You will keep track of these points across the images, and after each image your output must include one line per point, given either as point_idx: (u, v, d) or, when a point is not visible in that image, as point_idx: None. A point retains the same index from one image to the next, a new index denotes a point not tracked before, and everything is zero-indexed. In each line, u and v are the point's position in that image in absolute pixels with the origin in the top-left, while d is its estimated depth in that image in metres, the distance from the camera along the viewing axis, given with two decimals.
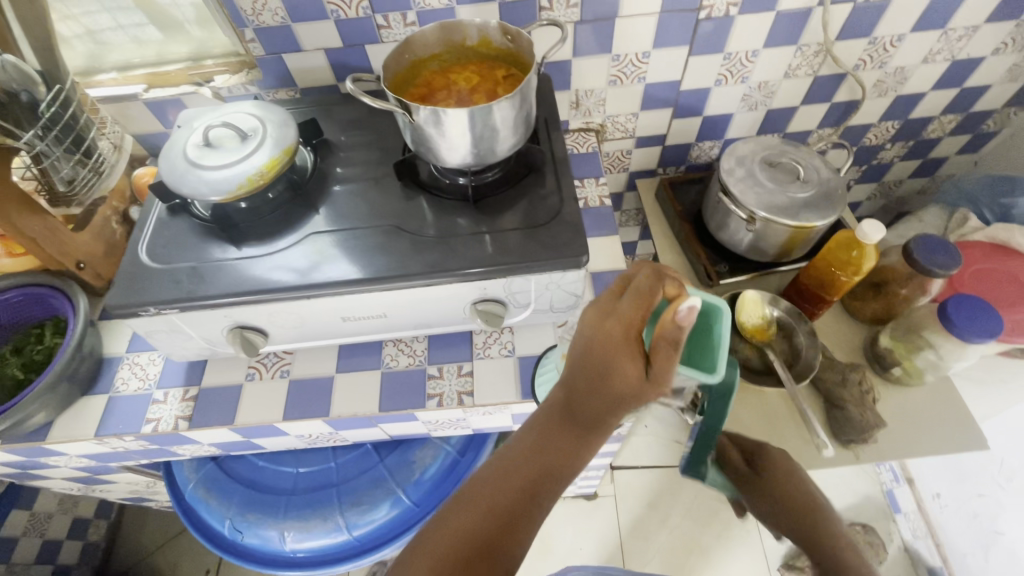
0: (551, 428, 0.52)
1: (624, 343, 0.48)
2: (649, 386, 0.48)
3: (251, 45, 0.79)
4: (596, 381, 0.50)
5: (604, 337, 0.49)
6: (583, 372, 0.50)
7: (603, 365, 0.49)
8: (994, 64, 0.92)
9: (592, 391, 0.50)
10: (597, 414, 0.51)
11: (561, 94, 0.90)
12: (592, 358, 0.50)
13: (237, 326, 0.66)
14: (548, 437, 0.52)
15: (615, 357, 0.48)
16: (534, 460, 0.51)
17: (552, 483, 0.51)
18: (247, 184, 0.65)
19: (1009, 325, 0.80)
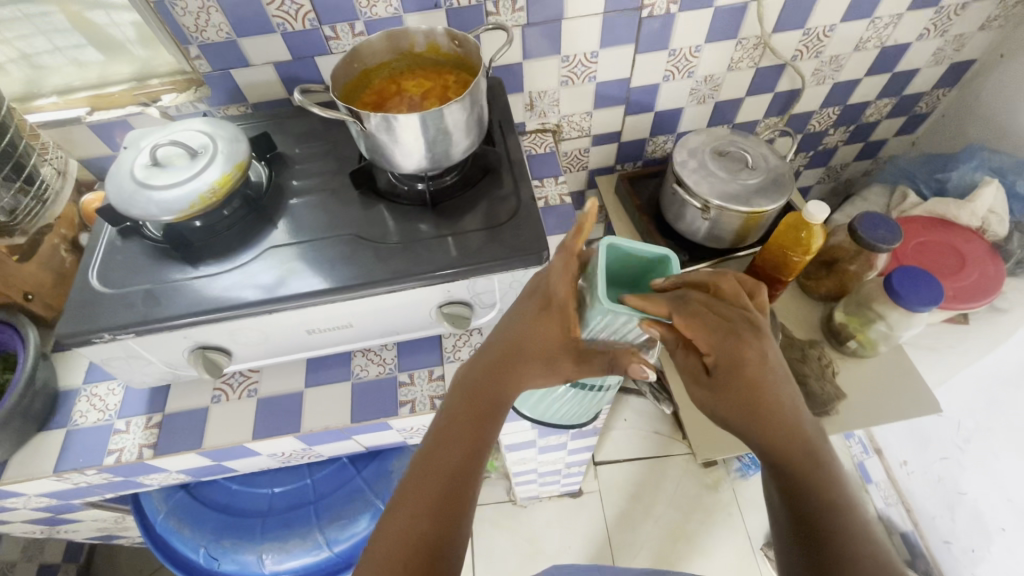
0: (466, 412, 0.54)
1: (552, 315, 0.53)
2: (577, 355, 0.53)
3: (197, 62, 0.78)
4: (520, 357, 0.54)
5: (530, 317, 0.54)
6: (499, 352, 0.55)
7: (528, 341, 0.54)
8: (919, 48, 0.97)
9: (512, 368, 0.55)
10: (514, 387, 0.55)
11: (515, 97, 0.92)
12: (515, 337, 0.55)
13: (199, 346, 0.65)
14: (465, 418, 0.54)
15: (542, 330, 0.53)
16: (457, 444, 0.52)
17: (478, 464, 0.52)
18: (200, 203, 0.64)
19: (949, 293, 0.86)
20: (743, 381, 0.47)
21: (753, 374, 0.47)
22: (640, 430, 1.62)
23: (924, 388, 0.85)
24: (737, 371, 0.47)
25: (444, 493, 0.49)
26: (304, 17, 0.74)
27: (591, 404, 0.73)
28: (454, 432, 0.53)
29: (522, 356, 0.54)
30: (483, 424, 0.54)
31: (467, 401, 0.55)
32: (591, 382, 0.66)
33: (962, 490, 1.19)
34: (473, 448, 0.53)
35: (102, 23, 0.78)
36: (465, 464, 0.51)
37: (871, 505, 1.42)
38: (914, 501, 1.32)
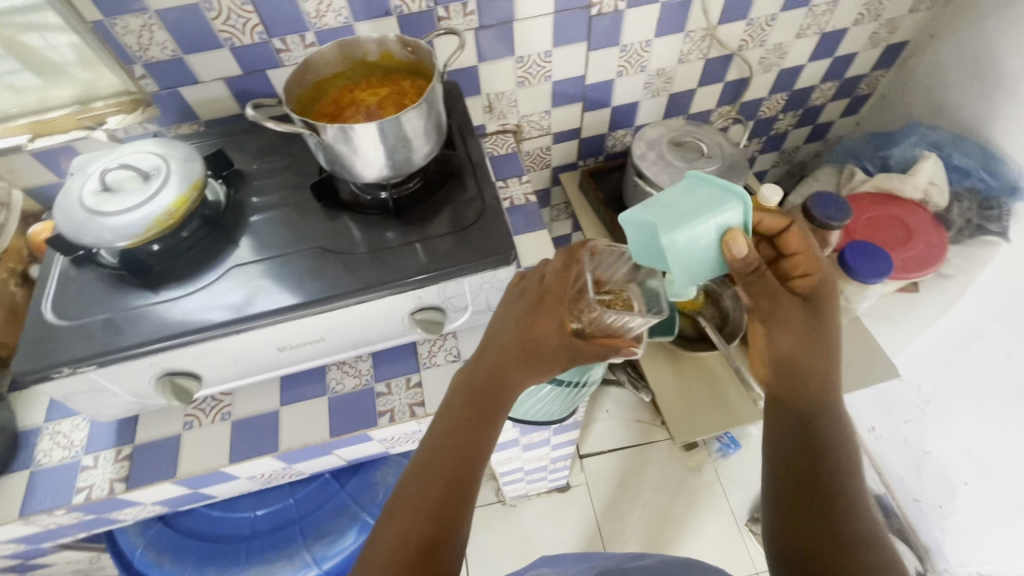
0: (463, 414, 0.52)
1: (544, 313, 0.53)
2: (570, 355, 0.52)
3: (144, 82, 0.76)
4: (512, 358, 0.53)
5: (523, 316, 0.53)
6: (494, 353, 0.53)
7: (519, 342, 0.53)
8: (856, 33, 1.02)
9: (506, 370, 0.52)
10: (512, 390, 0.53)
11: (473, 100, 0.92)
12: (507, 337, 0.53)
13: (166, 373, 0.63)
14: (462, 423, 0.51)
15: (533, 329, 0.52)
16: (452, 450, 0.50)
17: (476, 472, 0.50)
18: (156, 226, 0.63)
19: (900, 263, 0.91)
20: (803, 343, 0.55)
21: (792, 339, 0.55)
22: (622, 419, 1.65)
23: (883, 355, 0.89)
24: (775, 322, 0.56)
25: (437, 503, 0.47)
26: (252, 30, 0.73)
27: (572, 401, 0.73)
28: (449, 439, 0.50)
29: (516, 355, 0.52)
30: (480, 431, 0.51)
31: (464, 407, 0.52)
32: (573, 377, 0.67)
33: (926, 449, 1.26)
34: (469, 458, 0.50)
35: (38, 47, 0.75)
36: (460, 473, 0.49)
37: None
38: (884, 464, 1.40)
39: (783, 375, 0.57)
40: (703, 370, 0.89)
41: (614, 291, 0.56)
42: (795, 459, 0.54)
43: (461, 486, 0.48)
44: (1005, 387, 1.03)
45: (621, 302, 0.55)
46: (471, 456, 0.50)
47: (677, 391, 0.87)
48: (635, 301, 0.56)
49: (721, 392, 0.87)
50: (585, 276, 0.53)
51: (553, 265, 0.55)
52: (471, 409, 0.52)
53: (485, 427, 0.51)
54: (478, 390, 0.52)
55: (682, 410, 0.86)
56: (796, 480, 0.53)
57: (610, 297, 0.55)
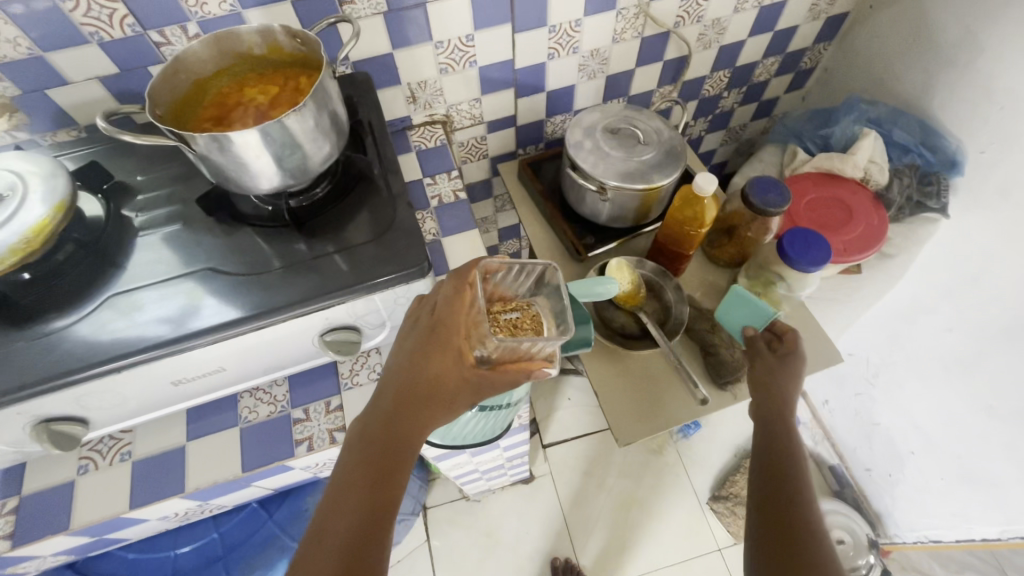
0: (366, 462, 0.49)
1: (439, 345, 0.51)
2: (476, 384, 0.51)
3: (1, 85, 0.67)
4: (414, 400, 0.51)
5: (419, 351, 0.52)
6: (393, 393, 0.52)
7: (420, 379, 0.51)
8: (795, 6, 0.98)
9: (408, 413, 0.51)
10: (417, 432, 0.52)
11: (392, 90, 0.85)
12: (405, 376, 0.52)
13: (42, 420, 0.57)
14: (365, 473, 0.49)
15: (433, 364, 0.51)
16: (359, 504, 0.47)
17: (386, 525, 0.47)
18: (14, 254, 0.55)
19: (841, 246, 0.89)
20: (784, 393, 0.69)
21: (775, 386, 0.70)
22: (585, 406, 1.64)
23: (826, 339, 0.88)
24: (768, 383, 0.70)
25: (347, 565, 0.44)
26: (121, 22, 0.64)
27: (503, 418, 0.70)
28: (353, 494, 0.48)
29: (416, 394, 0.51)
30: (387, 479, 0.49)
31: (365, 455, 0.50)
32: (498, 402, 0.63)
33: (876, 421, 1.28)
34: (377, 509, 0.48)
35: None
36: (370, 529, 0.46)
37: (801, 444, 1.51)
38: (839, 437, 1.43)
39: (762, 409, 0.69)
40: (646, 369, 0.86)
41: (520, 308, 0.58)
42: (771, 481, 0.61)
43: (371, 542, 0.46)
44: (945, 362, 1.03)
45: (528, 320, 0.56)
46: (379, 508, 0.48)
47: (616, 391, 0.84)
48: (544, 317, 0.57)
49: (663, 390, 0.84)
50: (480, 299, 0.52)
51: (443, 293, 0.54)
52: (374, 456, 0.50)
53: (392, 475, 0.50)
54: (378, 437, 0.50)
55: (623, 411, 0.83)
56: (771, 502, 0.59)
57: (516, 316, 0.56)
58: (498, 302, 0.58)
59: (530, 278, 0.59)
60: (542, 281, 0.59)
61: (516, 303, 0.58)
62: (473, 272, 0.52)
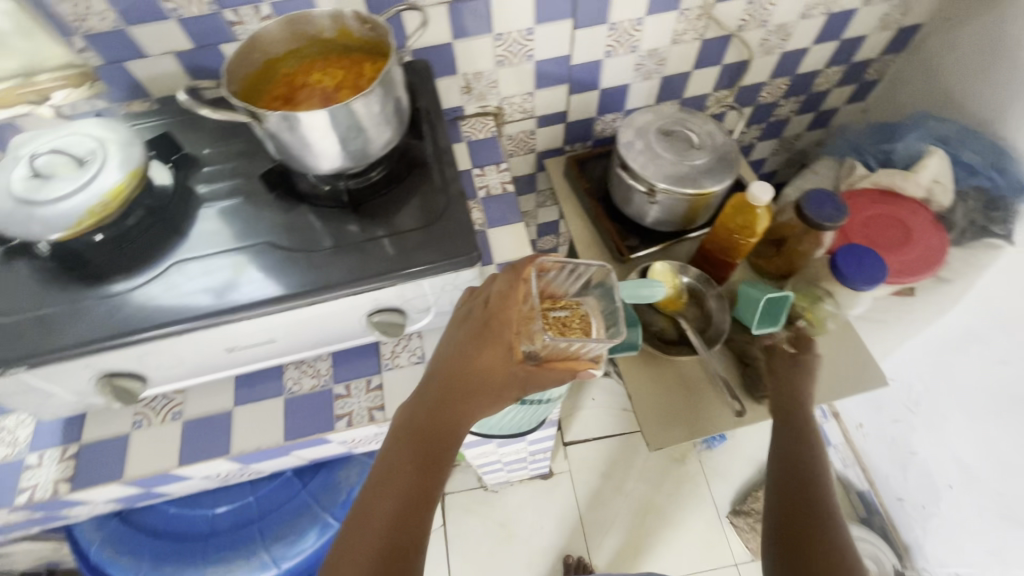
0: (412, 447, 0.52)
1: (489, 339, 0.53)
2: (522, 379, 0.52)
3: (85, 55, 0.70)
4: (461, 390, 0.53)
5: (468, 343, 0.53)
6: (440, 381, 0.54)
7: (469, 370, 0.53)
8: (865, 15, 0.95)
9: (455, 402, 0.53)
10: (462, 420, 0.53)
11: (449, 80, 0.86)
12: (453, 365, 0.54)
13: (106, 374, 0.60)
14: (411, 457, 0.52)
15: (483, 356, 0.53)
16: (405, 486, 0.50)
17: (429, 504, 0.51)
18: (91, 217, 0.58)
19: (895, 267, 0.86)
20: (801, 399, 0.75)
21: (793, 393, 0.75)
22: (609, 408, 1.63)
23: (871, 362, 0.86)
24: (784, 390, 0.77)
25: (393, 537, 0.48)
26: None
27: (536, 414, 0.72)
28: (400, 473, 0.51)
29: (463, 384, 0.53)
30: (432, 463, 0.52)
31: (413, 438, 0.52)
32: (538, 396, 0.65)
33: (914, 450, 1.24)
34: (422, 489, 0.51)
35: None
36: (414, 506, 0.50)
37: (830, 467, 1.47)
38: (870, 462, 1.38)
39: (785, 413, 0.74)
40: (682, 375, 0.85)
41: (569, 306, 0.58)
42: (791, 478, 0.66)
43: (415, 520, 0.49)
44: (995, 396, 0.99)
45: (577, 319, 0.56)
46: (423, 489, 0.51)
47: (649, 393, 0.84)
48: (592, 317, 0.57)
49: (696, 397, 0.84)
50: (533, 295, 0.52)
51: (496, 286, 0.55)
52: (420, 440, 0.52)
53: (437, 458, 0.53)
54: (424, 422, 0.53)
55: (654, 414, 0.83)
56: (792, 506, 0.63)
57: (566, 314, 0.56)
58: (547, 298, 0.58)
59: (580, 279, 0.59)
60: (592, 282, 0.59)
61: (565, 301, 0.58)
62: (528, 268, 0.53)
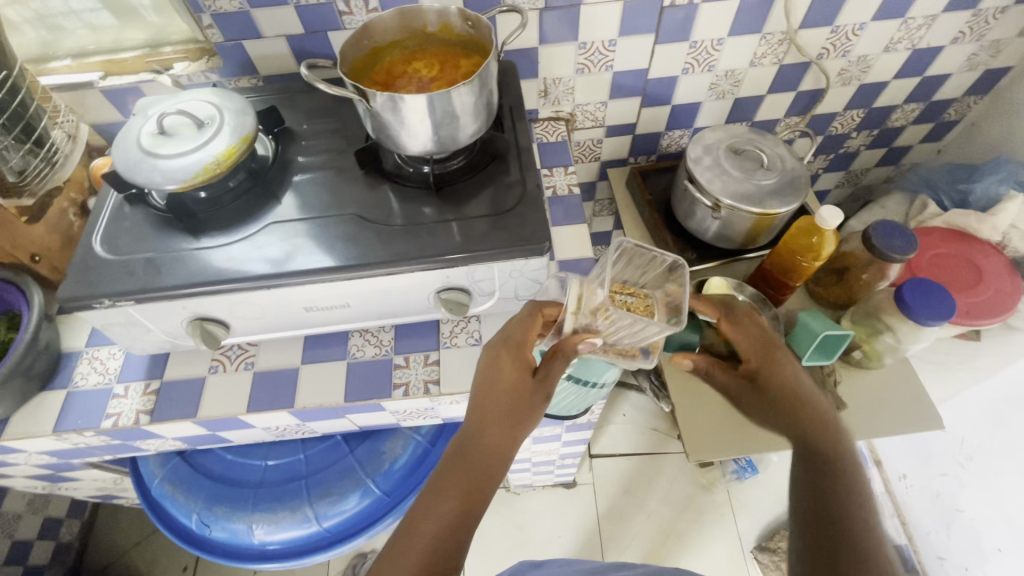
0: (456, 463, 0.53)
1: (517, 364, 0.57)
2: (542, 389, 0.56)
3: (209, 32, 0.77)
4: (494, 415, 0.54)
5: (499, 365, 0.57)
6: (477, 404, 0.56)
7: (495, 397, 0.55)
8: (952, 53, 0.94)
9: (489, 428, 0.54)
10: (505, 439, 0.54)
11: (528, 82, 0.90)
12: (489, 388, 0.56)
13: (197, 317, 0.65)
14: (455, 476, 0.52)
15: (504, 381, 0.56)
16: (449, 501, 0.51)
17: (471, 524, 0.50)
18: (204, 173, 0.64)
19: (963, 308, 0.83)
20: (813, 412, 0.59)
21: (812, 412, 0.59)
22: (639, 425, 1.62)
23: (928, 403, 0.83)
24: (758, 395, 0.61)
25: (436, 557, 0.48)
26: None
27: (585, 398, 0.73)
28: (439, 504, 0.51)
29: (501, 404, 0.55)
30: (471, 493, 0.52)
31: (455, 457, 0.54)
32: (590, 375, 0.67)
33: (959, 508, 1.17)
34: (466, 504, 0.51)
35: None
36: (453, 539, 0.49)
37: None
38: None
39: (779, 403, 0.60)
40: None
41: (637, 294, 0.60)
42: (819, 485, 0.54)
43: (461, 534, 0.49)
44: None
45: (641, 307, 0.58)
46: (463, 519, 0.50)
47: (694, 404, 0.85)
48: (657, 307, 0.59)
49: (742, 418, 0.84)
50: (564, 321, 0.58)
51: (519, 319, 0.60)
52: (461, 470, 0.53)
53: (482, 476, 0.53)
54: (467, 441, 0.54)
55: (696, 426, 0.84)
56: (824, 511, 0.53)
57: (631, 300, 0.59)
58: (618, 284, 0.61)
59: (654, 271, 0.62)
60: (664, 278, 0.61)
61: (635, 290, 0.61)
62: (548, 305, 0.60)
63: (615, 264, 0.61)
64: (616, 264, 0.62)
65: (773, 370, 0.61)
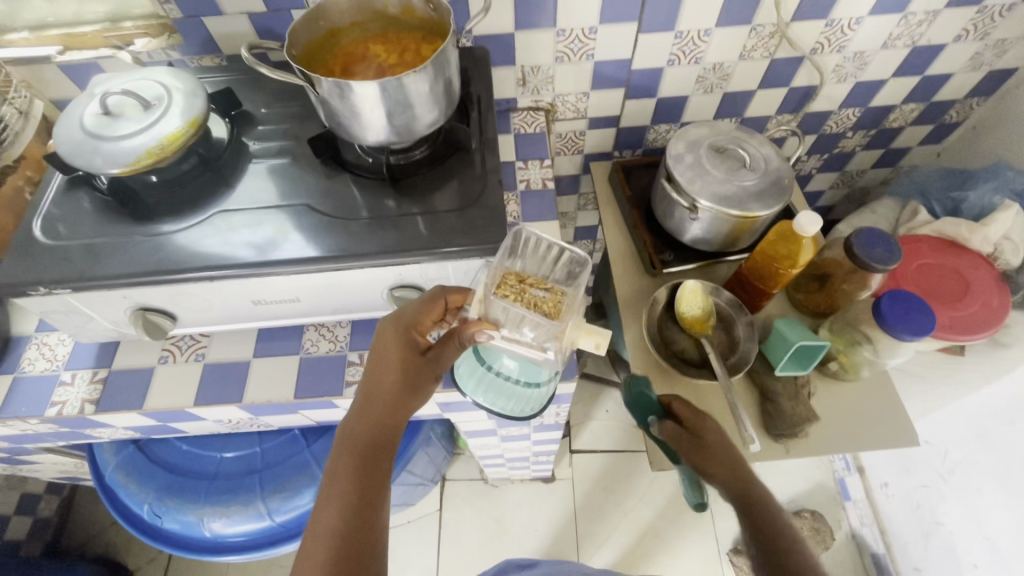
0: (357, 443, 0.53)
1: (409, 343, 0.56)
2: (435, 365, 0.57)
3: (167, 7, 0.74)
4: (388, 391, 0.55)
5: (390, 346, 0.56)
6: (370, 383, 0.55)
7: (388, 375, 0.55)
8: (954, 52, 0.89)
9: (384, 408, 0.54)
10: (401, 413, 0.56)
11: (505, 70, 0.86)
12: (383, 369, 0.55)
13: (140, 308, 0.63)
14: (357, 454, 0.52)
15: (395, 359, 0.55)
16: (355, 478, 0.51)
17: (380, 497, 0.51)
18: (148, 157, 0.60)
19: (947, 322, 0.80)
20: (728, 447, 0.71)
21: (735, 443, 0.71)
22: (621, 422, 1.60)
23: (905, 417, 0.79)
24: (704, 448, 0.70)
25: (349, 533, 0.48)
26: None
27: (540, 408, 0.68)
28: (343, 484, 0.50)
29: (396, 381, 0.55)
30: (371, 473, 0.52)
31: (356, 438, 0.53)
32: (528, 378, 0.65)
33: (939, 520, 1.15)
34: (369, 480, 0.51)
35: None
36: (363, 517, 0.49)
37: (845, 522, 1.42)
38: (889, 525, 1.31)
39: (709, 452, 0.70)
40: (702, 401, 0.82)
41: (552, 289, 0.56)
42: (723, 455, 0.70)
43: (370, 507, 0.50)
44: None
45: (550, 303, 0.55)
46: (367, 500, 0.50)
47: None
48: (568, 304, 0.55)
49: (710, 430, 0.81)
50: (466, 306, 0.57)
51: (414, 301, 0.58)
52: (358, 450, 0.53)
53: (382, 450, 0.54)
54: (366, 420, 0.54)
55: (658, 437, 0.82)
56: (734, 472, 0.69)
57: (543, 296, 0.55)
58: (534, 277, 0.58)
59: (566, 267, 0.60)
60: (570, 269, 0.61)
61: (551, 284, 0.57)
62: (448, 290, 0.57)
63: (530, 255, 0.61)
64: (527, 258, 0.61)
65: (711, 433, 0.71)
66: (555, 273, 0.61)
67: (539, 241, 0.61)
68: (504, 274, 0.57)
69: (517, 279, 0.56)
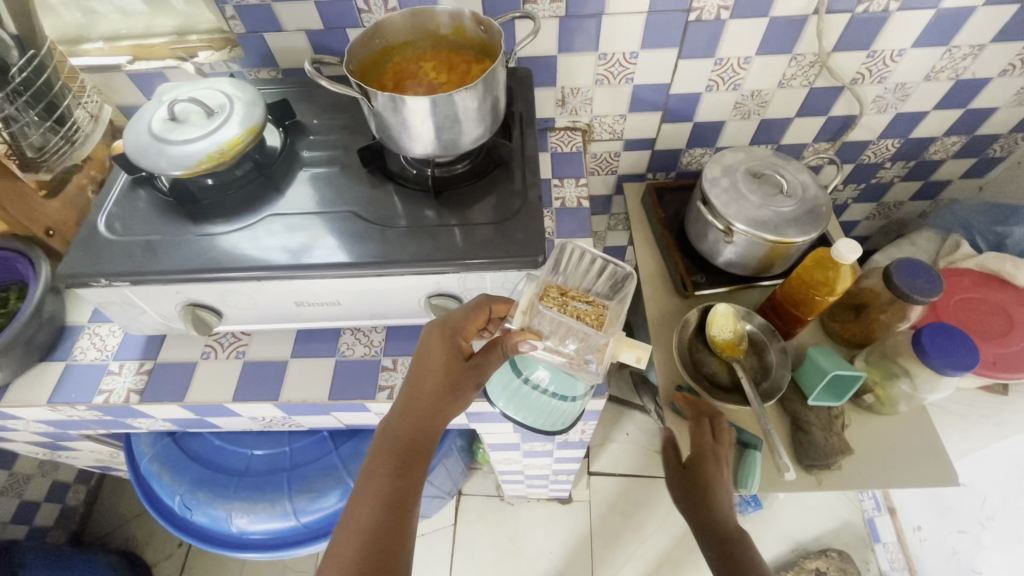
0: (395, 443, 0.54)
1: (451, 348, 0.57)
2: (475, 373, 0.57)
3: (232, 22, 0.78)
4: (428, 394, 0.56)
5: (433, 350, 0.57)
6: (412, 386, 0.57)
7: (429, 378, 0.56)
8: (1000, 86, 0.88)
9: (423, 410, 0.56)
10: (440, 418, 0.56)
11: (546, 90, 0.89)
12: (425, 372, 0.57)
13: (190, 303, 0.66)
14: (394, 453, 0.54)
15: (437, 363, 0.56)
16: (391, 478, 0.52)
17: (412, 500, 0.52)
18: (208, 162, 0.64)
19: (990, 358, 0.78)
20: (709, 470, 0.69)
21: (719, 508, 0.67)
22: (641, 447, 1.58)
23: (944, 455, 0.77)
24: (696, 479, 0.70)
25: (382, 530, 0.49)
26: None
27: (570, 422, 0.70)
28: (380, 482, 0.52)
29: (435, 385, 0.56)
30: (407, 473, 0.53)
31: (395, 437, 0.55)
32: (562, 391, 0.67)
33: (977, 569, 1.10)
34: (405, 480, 0.53)
35: None
36: (396, 517, 0.50)
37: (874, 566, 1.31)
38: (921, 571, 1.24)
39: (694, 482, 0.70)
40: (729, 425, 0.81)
41: (594, 303, 0.61)
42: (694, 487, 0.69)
43: (402, 508, 0.51)
44: None
45: (593, 315, 0.59)
46: (400, 500, 0.51)
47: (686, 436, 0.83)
48: (609, 315, 0.60)
49: None
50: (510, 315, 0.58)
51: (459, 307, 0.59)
52: (397, 450, 0.54)
53: (419, 452, 0.55)
54: (404, 421, 0.55)
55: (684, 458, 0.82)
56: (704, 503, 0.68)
57: (585, 308, 0.60)
58: (575, 291, 0.62)
59: (608, 279, 0.66)
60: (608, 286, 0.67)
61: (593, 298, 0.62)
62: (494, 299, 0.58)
63: (570, 268, 0.67)
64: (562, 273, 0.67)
65: (702, 464, 0.70)
66: (597, 285, 0.67)
67: (581, 256, 0.67)
68: (546, 288, 0.61)
69: (559, 292, 0.60)
